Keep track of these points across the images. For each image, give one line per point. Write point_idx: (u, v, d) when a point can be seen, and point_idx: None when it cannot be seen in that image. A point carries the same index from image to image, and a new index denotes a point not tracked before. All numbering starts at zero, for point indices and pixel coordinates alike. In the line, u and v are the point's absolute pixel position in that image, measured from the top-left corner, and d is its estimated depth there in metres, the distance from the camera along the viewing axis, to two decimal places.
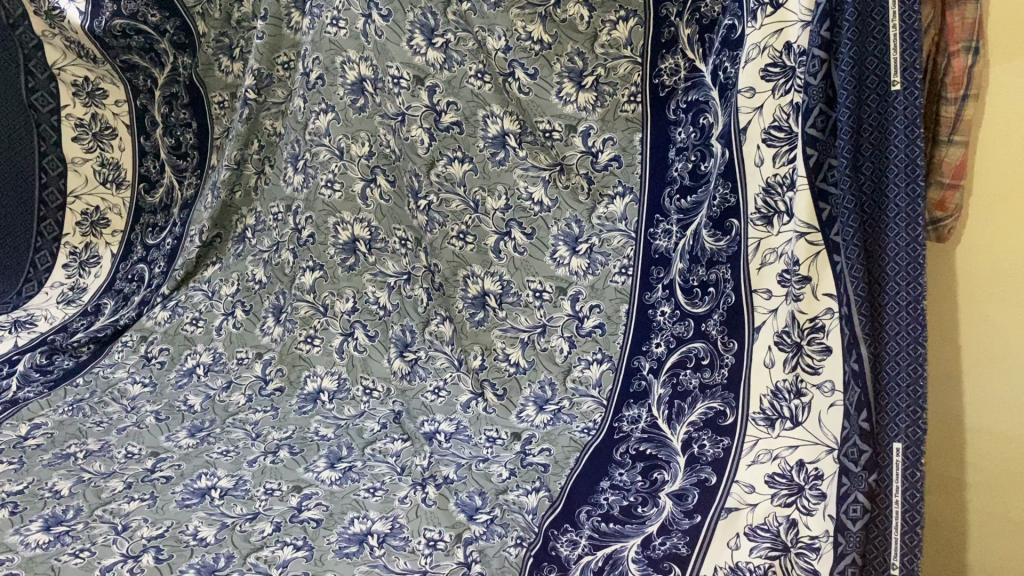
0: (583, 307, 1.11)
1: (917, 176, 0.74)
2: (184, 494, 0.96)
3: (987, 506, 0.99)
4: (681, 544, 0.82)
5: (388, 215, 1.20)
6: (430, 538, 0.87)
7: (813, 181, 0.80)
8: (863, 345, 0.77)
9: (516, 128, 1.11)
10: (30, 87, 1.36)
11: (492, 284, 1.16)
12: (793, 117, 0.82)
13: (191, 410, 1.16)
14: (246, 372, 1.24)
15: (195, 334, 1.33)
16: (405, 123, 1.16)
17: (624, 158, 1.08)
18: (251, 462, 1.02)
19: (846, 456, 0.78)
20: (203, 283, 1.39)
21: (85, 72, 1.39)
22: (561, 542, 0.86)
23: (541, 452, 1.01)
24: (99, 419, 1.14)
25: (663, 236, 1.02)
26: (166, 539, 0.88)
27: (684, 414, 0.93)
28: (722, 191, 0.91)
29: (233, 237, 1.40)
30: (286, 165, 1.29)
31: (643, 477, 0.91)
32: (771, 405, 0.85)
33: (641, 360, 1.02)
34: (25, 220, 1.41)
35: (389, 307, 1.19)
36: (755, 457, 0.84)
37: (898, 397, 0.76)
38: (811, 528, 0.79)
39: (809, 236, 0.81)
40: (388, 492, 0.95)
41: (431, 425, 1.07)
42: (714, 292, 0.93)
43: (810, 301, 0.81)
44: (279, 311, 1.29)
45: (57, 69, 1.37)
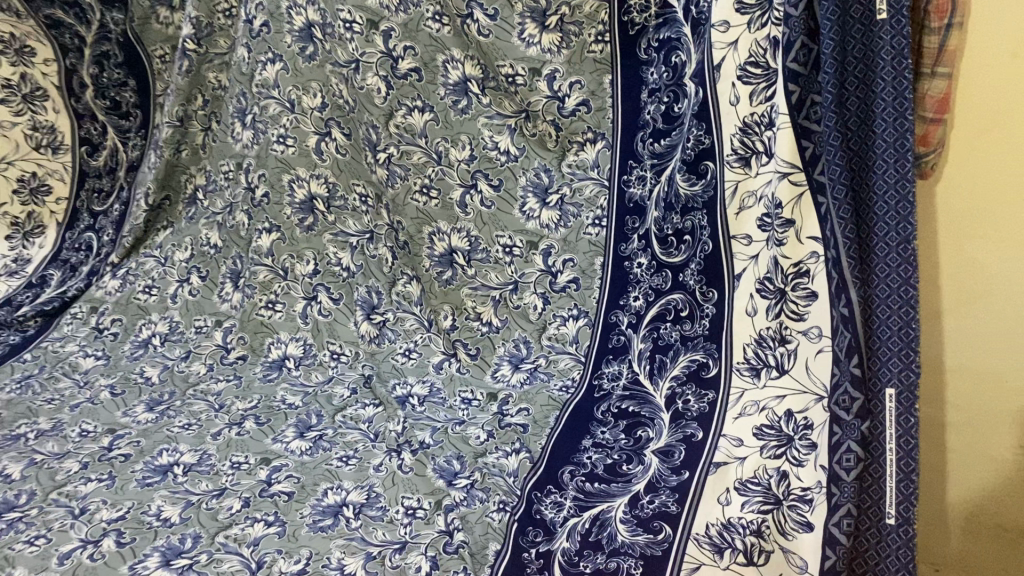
0: (556, 262, 1.07)
1: (904, 107, 0.68)
2: (146, 473, 0.91)
3: (968, 448, 0.99)
4: (670, 501, 0.79)
5: (345, 170, 1.12)
6: (409, 507, 0.83)
7: (796, 118, 0.76)
8: (852, 289, 0.72)
9: (478, 73, 1.04)
10: None
11: (460, 241, 1.11)
12: (771, 52, 0.78)
13: (149, 381, 1.11)
14: (206, 341, 1.19)
15: (149, 302, 1.26)
16: (360, 71, 1.06)
17: (593, 103, 1.02)
18: (215, 435, 0.97)
19: (836, 404, 0.73)
20: (154, 249, 1.31)
21: (10, 27, 1.23)
22: (546, 504, 0.82)
23: (518, 412, 0.98)
24: (50, 396, 1.08)
25: (638, 183, 0.99)
26: (128, 522, 0.83)
27: (667, 369, 0.91)
28: (696, 132, 0.87)
29: (184, 199, 1.32)
30: (231, 120, 1.21)
31: (626, 435, 0.89)
32: (755, 354, 0.82)
33: (619, 315, 1.00)
34: None
35: (353, 268, 1.13)
36: (742, 409, 0.81)
37: (890, 341, 0.70)
38: (802, 480, 0.75)
39: (792, 176, 0.77)
40: (362, 460, 0.90)
41: (405, 389, 1.05)
42: (690, 240, 0.91)
43: (794, 245, 0.78)
44: (237, 276, 1.22)
45: None
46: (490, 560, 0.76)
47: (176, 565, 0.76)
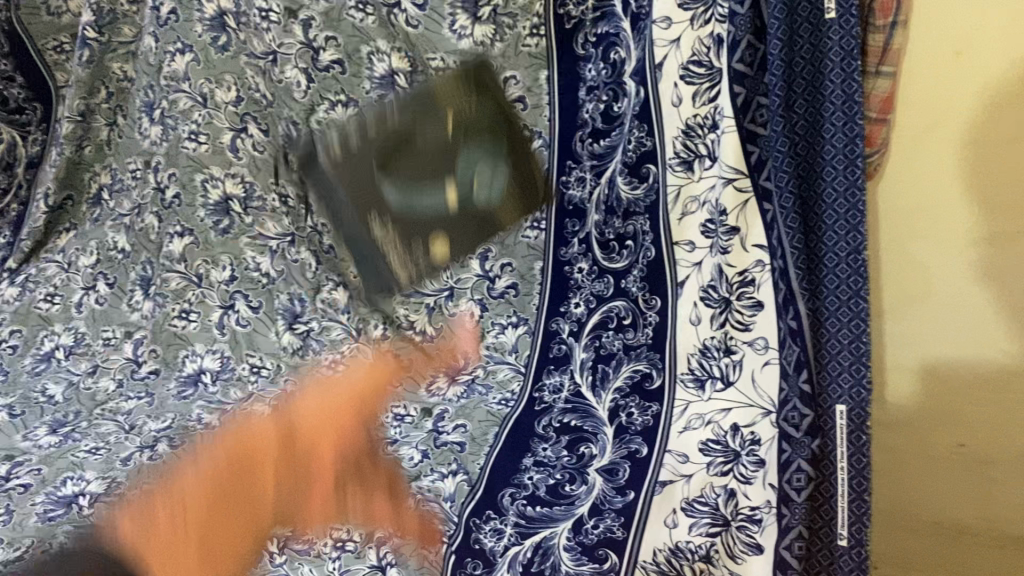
0: (494, 266, 0.99)
1: (853, 115, 0.66)
2: (46, 506, 0.83)
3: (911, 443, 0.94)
4: (616, 527, 0.75)
5: (262, 168, 1.06)
6: (339, 538, 0.77)
7: (742, 121, 0.73)
8: (800, 302, 0.70)
9: (405, 66, 0.97)
10: None
11: (390, 245, 1.02)
12: (714, 51, 0.75)
13: (52, 402, 1.02)
14: (115, 354, 1.10)
15: (51, 311, 1.16)
16: (278, 64, 1.01)
17: (529, 100, 0.94)
18: (124, 459, 0.89)
19: (786, 420, 0.73)
20: (57, 254, 1.20)
21: None
22: (485, 532, 0.77)
23: (455, 429, 0.92)
24: None
25: (577, 185, 0.93)
26: (26, 564, 0.76)
27: (609, 380, 0.86)
28: (637, 134, 0.82)
29: (88, 200, 1.21)
30: (139, 114, 1.12)
31: (569, 452, 0.84)
32: (699, 365, 0.80)
33: (560, 323, 0.94)
34: None
35: (274, 273, 1.08)
36: (686, 424, 0.80)
37: (840, 355, 0.69)
38: (750, 499, 0.75)
39: (737, 182, 0.75)
40: (286, 486, 0.85)
41: (331, 405, 0.96)
42: (633, 246, 0.86)
43: (739, 254, 0.76)
44: (147, 282, 1.14)
45: None
46: None
47: None
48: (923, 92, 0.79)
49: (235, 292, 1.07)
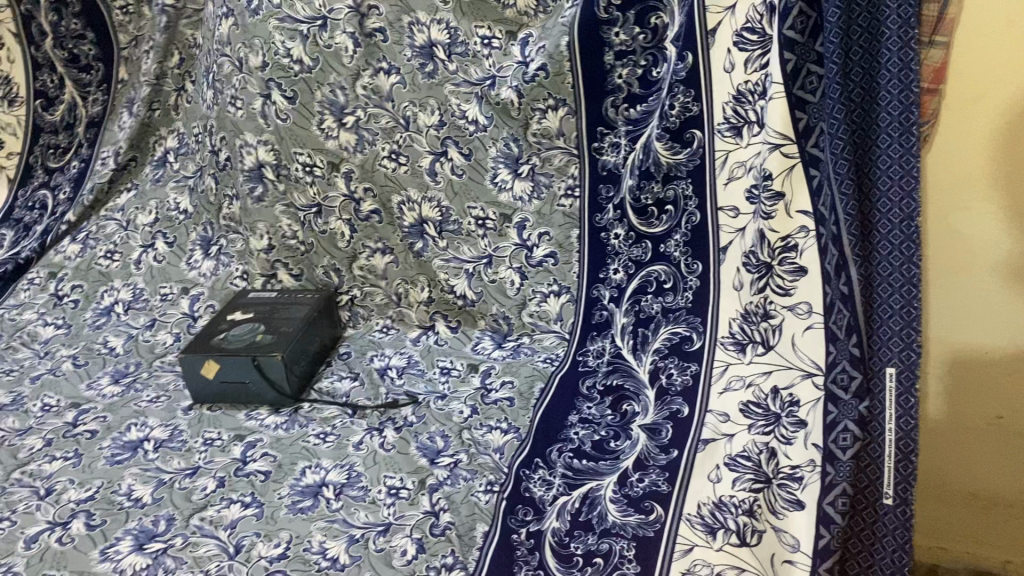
0: (531, 236, 1.03)
1: (910, 83, 0.66)
2: (114, 450, 0.87)
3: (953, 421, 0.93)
4: (661, 481, 0.77)
5: (287, 137, 1.05)
6: (392, 486, 0.80)
7: (791, 88, 0.72)
8: (852, 269, 0.69)
9: (445, 38, 0.96)
10: None
11: (430, 211, 1.06)
12: (766, 18, 0.74)
13: (113, 352, 1.07)
14: (172, 310, 1.16)
15: (111, 268, 1.20)
16: (327, 29, 0.98)
17: (552, 66, 0.93)
18: (186, 409, 0.94)
19: (835, 382, 0.71)
20: (116, 212, 1.23)
21: None
22: (534, 481, 0.80)
23: (503, 386, 0.95)
24: (9, 368, 1.04)
25: (611, 151, 0.95)
26: (97, 502, 0.79)
27: (649, 343, 0.89)
28: (682, 99, 0.84)
29: (151, 160, 1.26)
30: (202, 81, 1.15)
31: (613, 410, 0.87)
32: (741, 329, 0.80)
33: (601, 290, 0.97)
34: None
35: (307, 243, 1.12)
36: (727, 384, 0.80)
37: (891, 320, 0.68)
38: (791, 458, 0.73)
39: (785, 147, 0.74)
40: (341, 437, 0.87)
41: (382, 360, 1.03)
42: (673, 210, 0.89)
43: (783, 219, 0.75)
44: (208, 244, 1.20)
45: None
46: (478, 542, 0.73)
47: (152, 548, 0.73)
48: (971, 58, 0.74)
49: (276, 262, 1.14)
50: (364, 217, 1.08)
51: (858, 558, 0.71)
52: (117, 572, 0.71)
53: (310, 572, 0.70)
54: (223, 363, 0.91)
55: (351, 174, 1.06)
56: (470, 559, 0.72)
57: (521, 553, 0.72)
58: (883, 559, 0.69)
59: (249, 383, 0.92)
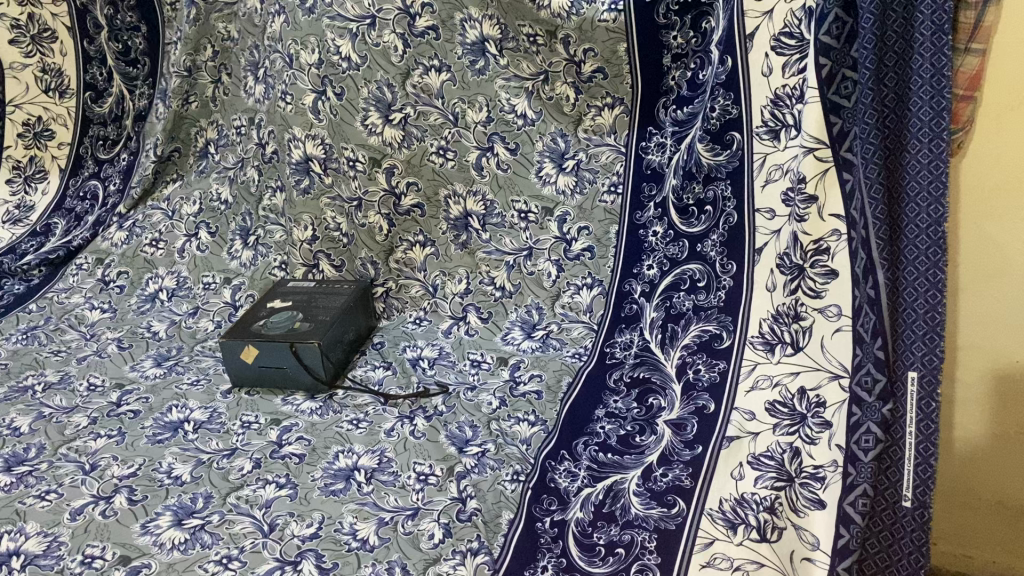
0: (571, 230, 1.06)
1: (942, 89, 0.65)
2: (156, 429, 0.90)
3: (983, 430, 0.92)
4: (684, 476, 0.78)
5: (337, 132, 1.08)
6: (421, 472, 0.82)
7: (825, 93, 0.74)
8: (880, 271, 0.70)
9: (497, 33, 1.00)
10: None
11: (475, 205, 1.09)
12: (805, 24, 0.76)
13: (156, 336, 1.10)
14: (214, 298, 1.19)
15: (156, 255, 1.25)
16: (376, 28, 1.01)
17: (609, 69, 1.00)
18: (225, 392, 0.97)
19: (859, 384, 0.71)
20: (163, 202, 1.27)
21: (23, 9, 1.23)
22: (559, 473, 0.81)
23: (531, 379, 0.97)
24: (56, 348, 1.07)
25: (656, 150, 0.99)
26: (139, 478, 0.83)
27: (678, 338, 0.90)
28: (723, 101, 0.87)
29: (196, 151, 1.28)
30: (245, 74, 1.18)
31: (638, 404, 0.88)
32: (771, 329, 0.81)
33: (633, 284, 0.99)
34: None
35: (351, 235, 1.14)
36: (755, 383, 0.80)
37: (914, 325, 0.67)
38: (815, 458, 0.73)
39: (818, 151, 0.75)
40: (373, 423, 0.90)
41: (414, 351, 1.05)
42: (711, 210, 0.90)
43: (816, 222, 0.76)
44: (247, 233, 1.22)
45: None
46: (503, 529, 0.75)
47: (189, 524, 0.76)
48: (1009, 67, 0.74)
49: (319, 252, 1.15)
50: (404, 211, 1.11)
51: (877, 560, 0.69)
52: (156, 545, 0.74)
53: (340, 551, 0.72)
54: (262, 348, 0.94)
55: (393, 169, 1.09)
56: (495, 544, 0.73)
57: (544, 541, 0.74)
58: (900, 561, 0.68)
59: (287, 368, 0.95)
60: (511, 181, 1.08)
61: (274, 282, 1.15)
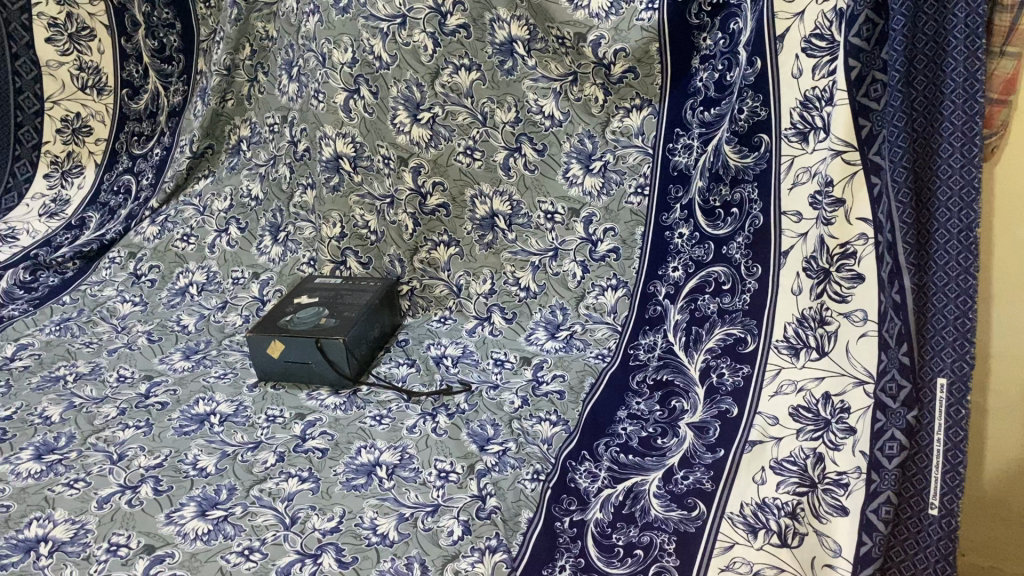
0: (597, 231, 1.06)
1: (975, 93, 0.65)
2: (182, 421, 0.92)
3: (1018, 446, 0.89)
4: (705, 479, 0.78)
5: (371, 130, 1.09)
6: (442, 469, 0.82)
7: (854, 95, 0.73)
8: (906, 276, 0.68)
9: (525, 34, 1.01)
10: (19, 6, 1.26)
11: (502, 205, 1.10)
12: (836, 25, 0.76)
13: (185, 330, 1.12)
14: (243, 293, 1.19)
15: (187, 250, 1.26)
16: (406, 27, 1.03)
17: (640, 69, 0.99)
18: (250, 387, 0.98)
19: (883, 391, 0.70)
20: (194, 197, 1.29)
21: (61, 9, 1.28)
22: (580, 473, 0.81)
23: (554, 379, 0.97)
24: (88, 339, 1.09)
25: (683, 152, 0.98)
26: (165, 469, 0.84)
27: (702, 341, 0.90)
28: (751, 103, 0.86)
29: (228, 149, 1.29)
30: (280, 72, 1.18)
31: (661, 406, 0.88)
32: (795, 333, 0.80)
33: (657, 286, 0.99)
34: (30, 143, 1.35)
35: (378, 232, 1.15)
36: (778, 388, 0.80)
37: (943, 330, 0.67)
38: (839, 465, 0.72)
39: (846, 154, 0.74)
40: (395, 420, 0.90)
41: (438, 349, 1.05)
42: (738, 213, 0.90)
43: (842, 226, 0.75)
44: (277, 230, 1.22)
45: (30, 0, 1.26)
46: (522, 527, 0.75)
47: (213, 515, 0.77)
48: None
49: (346, 249, 1.16)
50: (430, 211, 1.12)
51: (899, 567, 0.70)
52: (180, 535, 0.75)
53: (360, 546, 0.73)
54: (289, 343, 0.95)
55: (420, 169, 1.10)
56: (513, 543, 0.73)
57: (563, 540, 0.73)
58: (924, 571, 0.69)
59: (312, 363, 0.96)
60: (539, 180, 1.08)
61: (301, 278, 1.16)
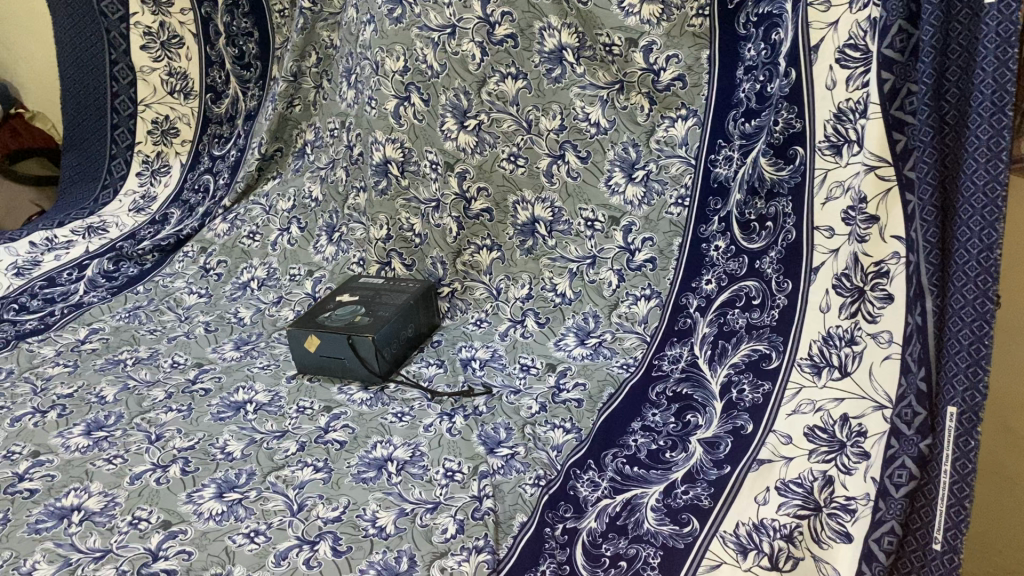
0: (635, 240, 1.05)
1: (1003, 105, 0.59)
2: (220, 407, 0.97)
3: None
4: (704, 496, 0.75)
5: (420, 136, 1.12)
6: (449, 469, 0.84)
7: (889, 109, 0.69)
8: (928, 298, 0.65)
9: (574, 42, 1.02)
10: (119, 17, 1.40)
11: (543, 211, 1.10)
12: (869, 35, 0.72)
13: (240, 322, 1.17)
14: (297, 289, 1.24)
15: (252, 246, 1.32)
16: (456, 37, 1.06)
17: (689, 78, 0.99)
18: (289, 378, 1.03)
19: (899, 416, 0.67)
20: (261, 197, 1.36)
21: (154, 19, 1.40)
22: (582, 482, 0.81)
23: (575, 388, 0.96)
24: (153, 327, 1.17)
25: (724, 163, 0.94)
26: (196, 451, 0.89)
27: (727, 356, 0.87)
28: (787, 115, 0.83)
29: (294, 152, 1.36)
30: (341, 79, 1.23)
31: (676, 419, 0.86)
32: (819, 352, 0.76)
33: (690, 298, 0.96)
34: (127, 145, 1.50)
35: (422, 235, 1.17)
36: (797, 407, 0.76)
37: (958, 356, 0.62)
38: (847, 489, 0.70)
39: (879, 169, 0.70)
40: (415, 418, 0.93)
41: (469, 351, 1.07)
42: (772, 226, 0.86)
43: (876, 243, 0.71)
44: (332, 230, 1.27)
45: (129, 12, 1.40)
46: (514, 531, 0.76)
47: (229, 497, 0.81)
48: None
49: (391, 250, 1.19)
50: (474, 216, 1.14)
51: None
52: (196, 514, 0.79)
53: (356, 536, 0.75)
54: (323, 339, 0.99)
55: (465, 173, 1.12)
56: (501, 545, 0.74)
57: (549, 546, 0.73)
58: None
59: (344, 359, 0.99)
60: (581, 189, 1.08)
61: (347, 278, 1.20)
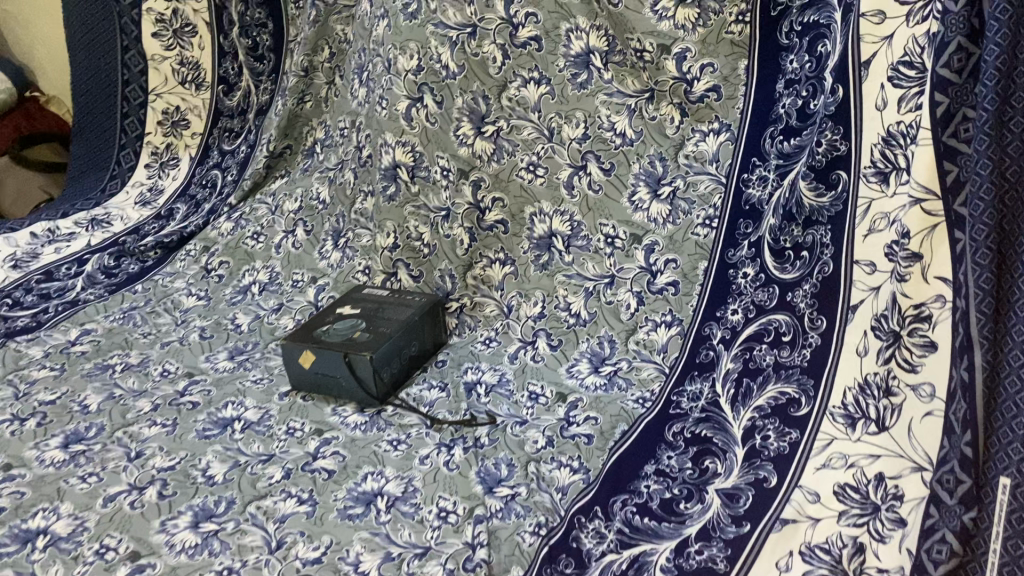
0: (658, 261, 0.97)
1: None
2: (206, 424, 0.91)
3: None
4: (719, 558, 0.68)
5: (432, 140, 1.06)
6: (443, 508, 0.77)
7: (940, 136, 0.62)
8: (977, 350, 0.58)
9: (602, 46, 0.96)
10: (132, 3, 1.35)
11: (561, 225, 1.02)
12: (927, 52, 0.64)
13: (237, 330, 1.11)
14: (298, 296, 1.18)
15: (255, 248, 1.26)
16: (478, 38, 1.00)
17: (725, 89, 0.92)
18: (281, 394, 0.97)
19: (941, 483, 0.60)
20: (269, 196, 1.31)
21: (167, 7, 1.36)
22: (587, 532, 0.74)
23: (585, 422, 0.89)
24: (147, 330, 1.11)
25: (758, 184, 0.87)
26: (175, 473, 0.83)
27: (751, 397, 0.79)
28: (830, 136, 0.75)
29: (303, 151, 1.32)
30: (353, 76, 1.17)
31: (693, 465, 0.78)
32: (854, 402, 0.68)
33: (714, 328, 0.88)
34: (136, 133, 1.44)
35: (431, 246, 1.10)
36: (826, 461, 0.68)
37: (1015, 420, 0.55)
38: (880, 559, 0.61)
39: (926, 203, 0.63)
40: (411, 447, 0.86)
41: (474, 374, 1.00)
42: (808, 256, 0.78)
43: (917, 284, 0.64)
44: (338, 235, 1.21)
45: None
46: None
47: (205, 528, 0.75)
48: None
49: (398, 260, 1.12)
50: (488, 227, 1.06)
51: None
52: (167, 546, 0.73)
53: None
54: (319, 354, 0.93)
55: (480, 182, 1.05)
56: None
57: None
58: None
59: (341, 377, 0.93)
60: (603, 203, 1.00)
61: (351, 287, 1.13)
